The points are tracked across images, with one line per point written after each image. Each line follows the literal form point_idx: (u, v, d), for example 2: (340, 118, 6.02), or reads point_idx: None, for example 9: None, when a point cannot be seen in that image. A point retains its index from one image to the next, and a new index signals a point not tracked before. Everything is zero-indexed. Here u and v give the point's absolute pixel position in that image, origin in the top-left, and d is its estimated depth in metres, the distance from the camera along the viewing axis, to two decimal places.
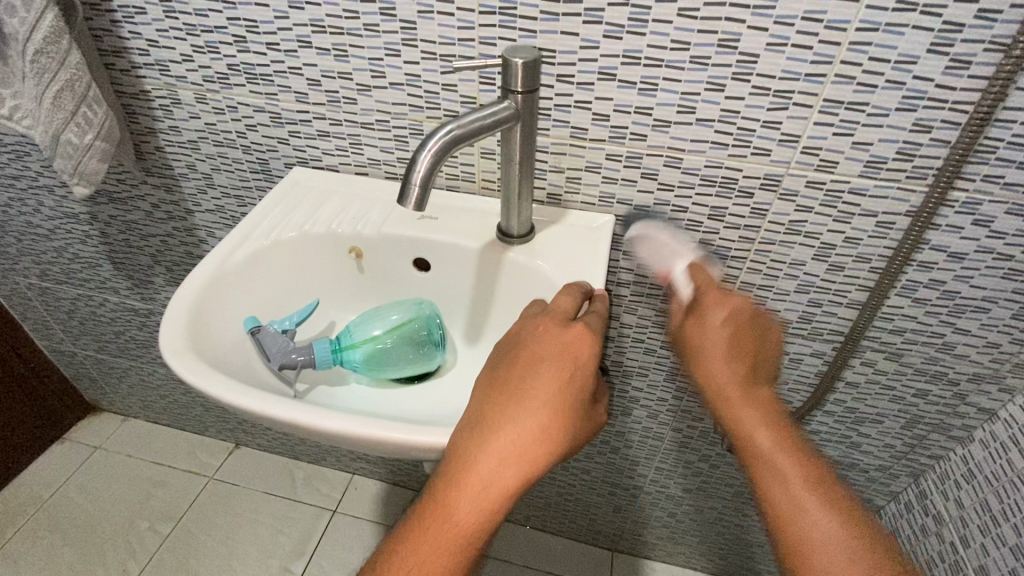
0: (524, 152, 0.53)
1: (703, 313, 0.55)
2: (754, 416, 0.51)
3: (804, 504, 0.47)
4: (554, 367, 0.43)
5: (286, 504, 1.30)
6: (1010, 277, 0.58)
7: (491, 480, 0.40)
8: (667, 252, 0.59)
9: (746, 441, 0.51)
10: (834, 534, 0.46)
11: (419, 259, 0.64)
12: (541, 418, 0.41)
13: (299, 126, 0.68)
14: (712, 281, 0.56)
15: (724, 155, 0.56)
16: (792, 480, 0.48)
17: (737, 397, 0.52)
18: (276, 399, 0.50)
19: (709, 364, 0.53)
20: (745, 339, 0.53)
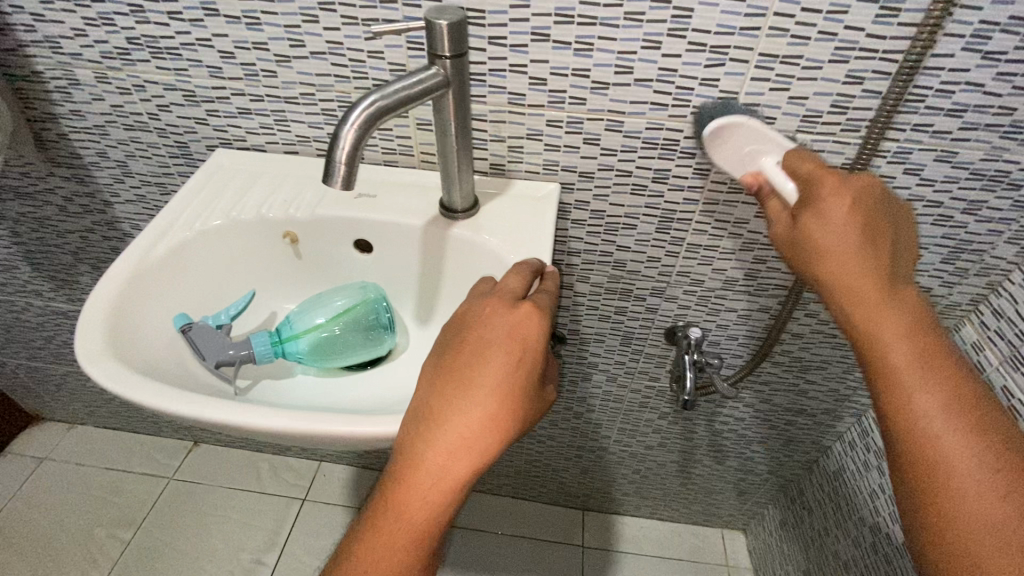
0: (459, 120, 0.50)
1: (818, 204, 0.43)
2: (887, 309, 0.41)
3: (940, 415, 0.38)
4: (503, 352, 0.40)
5: (254, 497, 1.28)
6: (940, 223, 0.60)
7: (442, 473, 0.39)
8: (747, 150, 0.51)
9: (875, 342, 0.41)
10: (970, 460, 0.37)
11: (359, 240, 0.61)
12: (490, 407, 0.39)
13: (217, 104, 0.63)
14: (820, 166, 0.45)
15: (665, 116, 0.55)
16: (928, 389, 0.39)
17: (864, 285, 0.41)
18: (211, 402, 0.47)
19: (833, 259, 0.42)
20: (875, 226, 0.42)
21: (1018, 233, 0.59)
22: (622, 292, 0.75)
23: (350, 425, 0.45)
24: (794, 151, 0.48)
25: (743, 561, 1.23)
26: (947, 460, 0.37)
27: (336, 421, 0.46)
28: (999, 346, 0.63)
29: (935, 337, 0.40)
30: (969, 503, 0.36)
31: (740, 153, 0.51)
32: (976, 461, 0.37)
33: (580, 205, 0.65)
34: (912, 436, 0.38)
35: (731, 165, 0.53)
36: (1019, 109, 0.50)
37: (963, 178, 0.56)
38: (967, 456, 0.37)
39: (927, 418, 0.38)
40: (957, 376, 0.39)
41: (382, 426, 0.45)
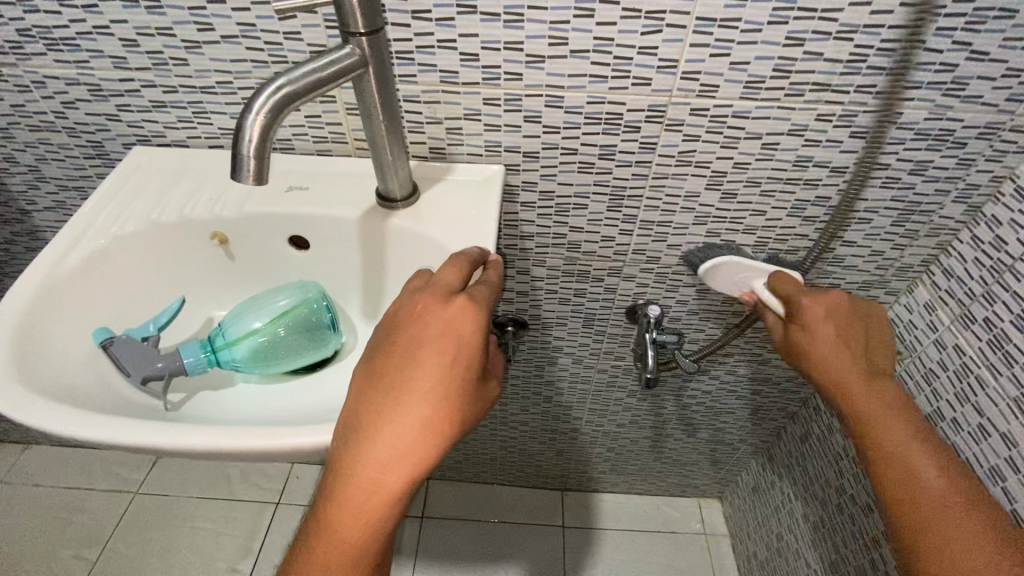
0: (384, 102, 0.47)
1: (803, 312, 0.56)
2: (881, 405, 0.51)
3: (937, 492, 0.47)
4: (435, 353, 0.40)
5: (225, 505, 1.24)
6: (888, 185, 0.59)
7: (376, 483, 0.38)
8: (742, 275, 0.64)
9: (878, 433, 0.50)
10: (980, 553, 0.45)
11: (295, 237, 0.58)
12: (425, 415, 0.38)
13: (127, 97, 0.58)
14: (800, 288, 0.58)
15: (605, 89, 0.53)
16: (929, 478, 0.48)
17: (860, 385, 0.52)
18: (131, 423, 0.44)
19: (826, 366, 0.53)
20: (852, 329, 0.54)
21: (964, 191, 0.59)
22: (579, 274, 0.73)
23: (285, 437, 0.42)
24: (773, 275, 0.61)
25: (719, 528, 1.25)
26: (963, 553, 0.45)
27: (270, 433, 0.43)
28: (950, 305, 0.64)
29: (920, 420, 0.50)
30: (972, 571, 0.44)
31: (736, 276, 0.64)
32: (985, 552, 0.45)
33: (527, 187, 0.62)
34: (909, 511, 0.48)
35: (728, 287, 0.66)
36: (961, 64, 0.49)
37: (909, 138, 0.55)
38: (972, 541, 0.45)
39: (927, 496, 0.47)
40: (944, 458, 0.49)
41: (320, 436, 0.42)
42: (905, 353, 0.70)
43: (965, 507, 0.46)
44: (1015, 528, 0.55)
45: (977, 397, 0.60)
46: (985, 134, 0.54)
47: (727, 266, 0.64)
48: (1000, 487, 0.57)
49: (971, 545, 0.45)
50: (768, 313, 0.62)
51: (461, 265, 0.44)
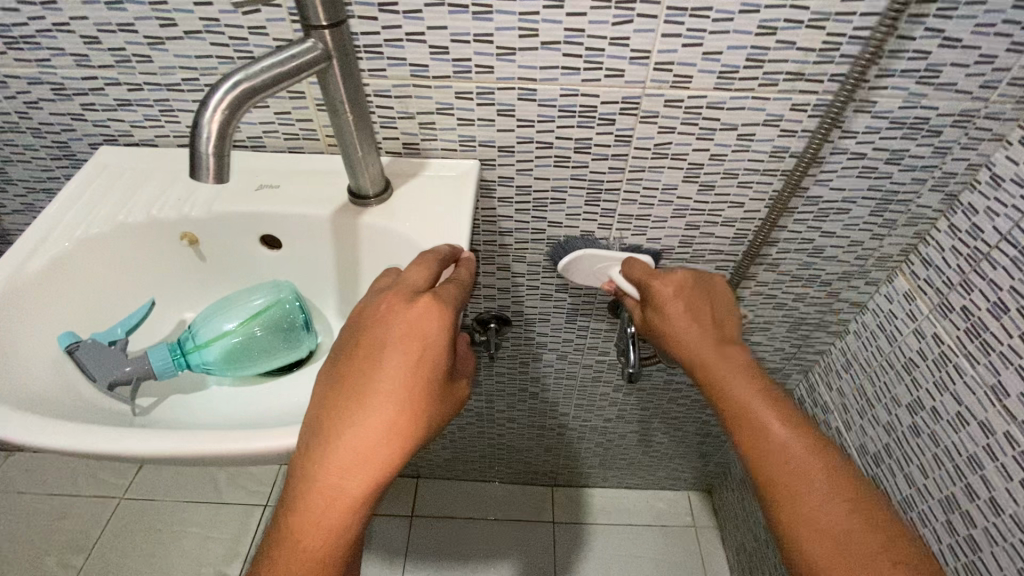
0: (351, 96, 0.46)
1: (654, 293, 0.59)
2: (727, 366, 0.52)
3: (783, 436, 0.48)
4: (399, 353, 0.39)
5: (212, 508, 1.23)
6: (865, 175, 0.59)
7: (341, 486, 0.38)
8: (598, 264, 0.66)
9: (724, 390, 0.51)
10: (824, 493, 0.46)
11: (267, 236, 0.57)
12: (388, 416, 0.38)
13: (91, 96, 0.57)
14: (650, 270, 0.60)
15: (578, 81, 0.52)
16: (772, 425, 0.49)
17: (709, 353, 0.54)
18: (97, 429, 0.43)
19: (681, 340, 0.56)
20: (699, 303, 0.57)
21: (941, 180, 0.59)
22: (560, 269, 0.73)
23: (253, 440, 0.42)
24: (627, 261, 0.63)
25: (709, 520, 1.26)
26: (806, 495, 0.46)
27: (237, 437, 0.42)
28: (929, 294, 0.64)
29: (761, 377, 0.52)
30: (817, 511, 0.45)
31: (596, 267, 0.66)
32: (828, 493, 0.46)
33: (503, 182, 0.62)
34: (763, 462, 0.48)
35: (591, 279, 0.68)
36: (934, 51, 0.48)
37: (884, 127, 0.54)
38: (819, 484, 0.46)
39: (775, 445, 0.48)
40: (783, 406, 0.50)
41: (288, 439, 0.42)
42: (886, 343, 0.70)
43: (809, 450, 0.47)
44: (993, 515, 0.55)
45: (955, 385, 0.60)
46: (960, 122, 0.53)
47: (584, 257, 0.66)
48: (978, 474, 0.57)
49: (813, 485, 0.46)
50: (627, 298, 0.65)
51: (429, 262, 0.44)
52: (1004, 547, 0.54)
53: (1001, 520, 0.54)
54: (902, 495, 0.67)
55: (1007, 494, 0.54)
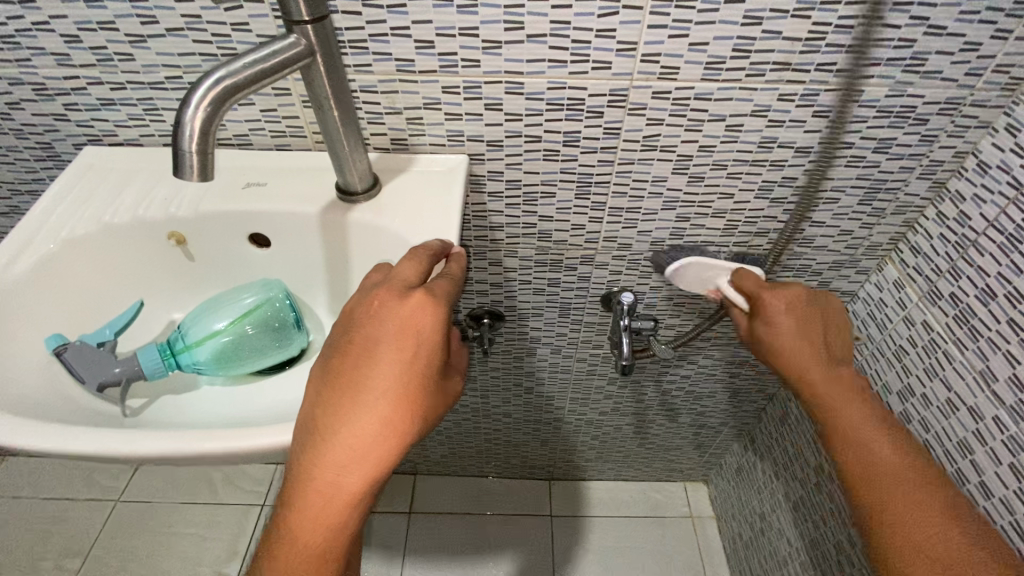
0: (336, 90, 0.46)
1: (766, 310, 0.59)
2: (840, 387, 0.54)
3: (886, 452, 0.50)
4: (393, 350, 0.39)
5: (210, 509, 1.23)
6: (853, 164, 0.59)
7: (337, 485, 0.38)
8: (710, 274, 0.67)
9: (839, 412, 0.53)
10: (923, 517, 0.46)
11: (254, 234, 0.56)
12: (385, 412, 0.38)
13: (73, 96, 0.56)
14: (759, 282, 0.61)
15: (565, 74, 0.52)
16: (881, 445, 0.51)
17: (820, 371, 0.55)
18: (85, 430, 0.43)
19: (788, 357, 0.57)
20: (812, 324, 0.58)
21: (928, 168, 0.59)
22: (552, 263, 0.73)
23: (242, 438, 0.41)
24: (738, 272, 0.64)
25: (705, 510, 1.27)
26: (909, 518, 0.47)
27: (226, 436, 0.42)
28: (918, 282, 0.64)
29: (872, 400, 0.54)
30: (926, 533, 0.46)
31: (705, 275, 0.67)
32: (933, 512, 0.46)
33: (493, 176, 0.61)
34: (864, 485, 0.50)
35: (698, 285, 0.69)
36: (919, 39, 0.48)
37: (871, 116, 0.55)
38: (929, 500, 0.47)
39: (879, 467, 0.50)
40: (895, 427, 0.52)
41: (278, 437, 0.41)
42: (877, 331, 0.70)
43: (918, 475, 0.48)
44: (983, 499, 0.56)
45: (944, 371, 0.60)
46: (946, 110, 0.54)
47: (695, 264, 0.67)
48: (968, 459, 0.57)
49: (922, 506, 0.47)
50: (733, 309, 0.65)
51: (421, 258, 0.44)
52: (994, 530, 0.54)
53: (991, 504, 0.55)
54: None
55: (997, 478, 0.54)
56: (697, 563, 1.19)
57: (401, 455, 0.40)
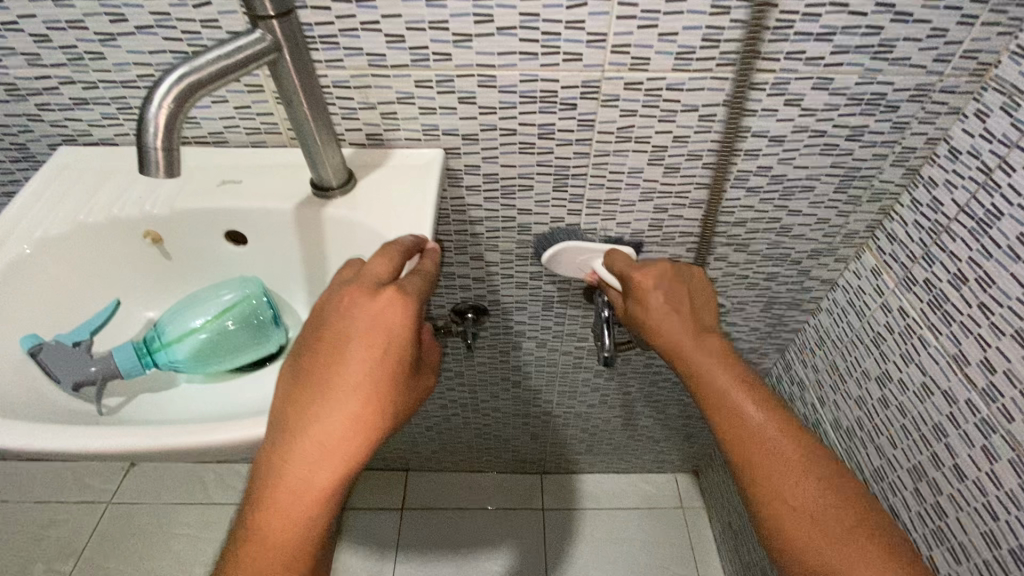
0: (304, 85, 0.46)
1: (642, 288, 0.61)
2: (708, 355, 0.57)
3: (758, 417, 0.53)
4: (364, 348, 0.40)
5: (201, 509, 1.23)
6: (827, 152, 0.59)
7: (306, 482, 0.39)
8: (581, 259, 0.68)
9: (708, 379, 0.56)
10: (802, 480, 0.51)
11: (231, 232, 0.57)
12: (354, 407, 0.39)
13: (46, 95, 0.56)
14: (631, 262, 0.64)
15: (537, 66, 0.52)
16: (749, 408, 0.54)
17: (689, 342, 0.58)
18: (60, 428, 0.43)
19: (663, 330, 0.59)
20: (678, 296, 0.61)
21: (902, 155, 0.59)
22: (533, 257, 0.73)
23: (213, 434, 0.42)
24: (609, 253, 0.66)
25: (696, 501, 1.27)
26: (789, 481, 0.51)
27: (197, 432, 0.42)
28: (894, 268, 0.65)
29: (737, 362, 0.57)
30: (796, 493, 0.51)
31: (579, 260, 0.69)
32: (804, 475, 0.51)
33: (469, 170, 0.61)
34: (740, 447, 0.53)
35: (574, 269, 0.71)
36: (886, 26, 0.49)
37: (843, 104, 0.55)
38: (792, 462, 0.52)
39: (748, 426, 0.53)
40: (759, 388, 0.55)
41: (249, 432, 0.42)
42: (856, 318, 0.71)
43: (787, 433, 0.53)
44: (957, 482, 0.56)
45: (920, 356, 0.61)
46: (916, 97, 0.54)
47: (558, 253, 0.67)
48: (943, 443, 0.58)
49: (792, 470, 0.51)
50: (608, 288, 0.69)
51: (395, 253, 0.43)
52: (968, 512, 0.55)
53: (965, 486, 0.55)
54: (874, 467, 0.68)
55: (970, 460, 0.55)
56: (688, 553, 1.20)
57: (371, 451, 0.41)
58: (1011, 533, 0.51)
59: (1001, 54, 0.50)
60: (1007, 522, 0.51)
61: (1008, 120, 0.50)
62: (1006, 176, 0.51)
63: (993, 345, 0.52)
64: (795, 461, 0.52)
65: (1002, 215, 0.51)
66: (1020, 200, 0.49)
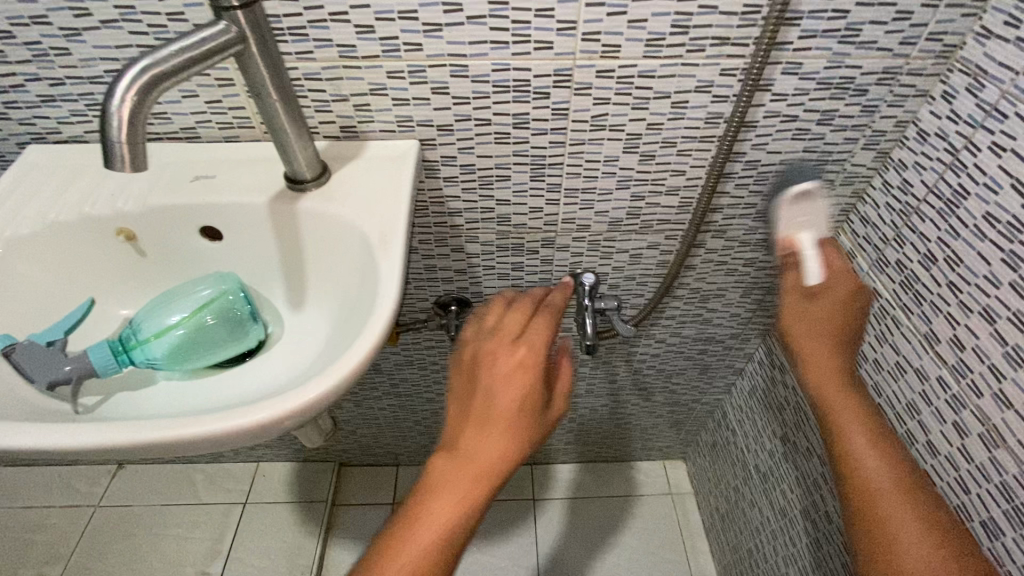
0: (274, 77, 0.46)
1: (826, 296, 0.61)
2: (850, 404, 0.56)
3: (880, 474, 0.53)
4: (522, 368, 0.48)
5: (190, 509, 1.22)
6: (799, 137, 0.60)
7: (471, 473, 0.45)
8: (803, 219, 0.64)
9: (843, 431, 0.55)
10: (918, 548, 0.49)
11: (206, 228, 0.56)
12: (501, 440, 0.46)
13: (12, 93, 0.55)
14: (844, 267, 0.63)
15: (508, 55, 0.52)
16: (876, 465, 0.53)
17: (831, 382, 0.58)
18: (33, 427, 0.43)
19: (817, 358, 0.59)
20: (850, 328, 0.61)
21: (872, 138, 0.60)
22: (514, 247, 0.73)
23: (184, 428, 0.42)
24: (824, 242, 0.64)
25: (684, 487, 1.29)
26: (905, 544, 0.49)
27: (166, 427, 0.42)
28: (868, 251, 0.66)
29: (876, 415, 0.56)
30: (921, 566, 0.48)
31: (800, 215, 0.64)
32: (920, 540, 0.49)
33: (446, 161, 0.61)
34: (865, 498, 0.52)
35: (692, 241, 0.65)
36: (852, 10, 0.49)
37: (813, 89, 0.55)
38: (909, 523, 0.50)
39: (877, 481, 0.52)
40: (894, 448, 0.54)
41: (219, 425, 0.42)
42: None
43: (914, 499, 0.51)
44: (930, 458, 0.57)
45: (894, 337, 0.62)
46: (884, 80, 0.55)
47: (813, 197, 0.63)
48: (916, 420, 0.59)
49: (910, 538, 0.49)
50: (791, 270, 0.63)
51: (534, 300, 0.58)
52: (941, 486, 0.56)
53: (937, 461, 0.57)
54: None
55: (942, 436, 0.56)
56: (678, 538, 1.22)
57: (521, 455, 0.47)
58: (982, 506, 0.52)
59: (965, 36, 0.51)
60: (978, 495, 0.52)
61: (973, 101, 0.51)
62: (971, 156, 0.51)
63: (963, 322, 0.53)
64: (914, 534, 0.49)
65: (967, 194, 0.52)
66: (984, 179, 0.50)
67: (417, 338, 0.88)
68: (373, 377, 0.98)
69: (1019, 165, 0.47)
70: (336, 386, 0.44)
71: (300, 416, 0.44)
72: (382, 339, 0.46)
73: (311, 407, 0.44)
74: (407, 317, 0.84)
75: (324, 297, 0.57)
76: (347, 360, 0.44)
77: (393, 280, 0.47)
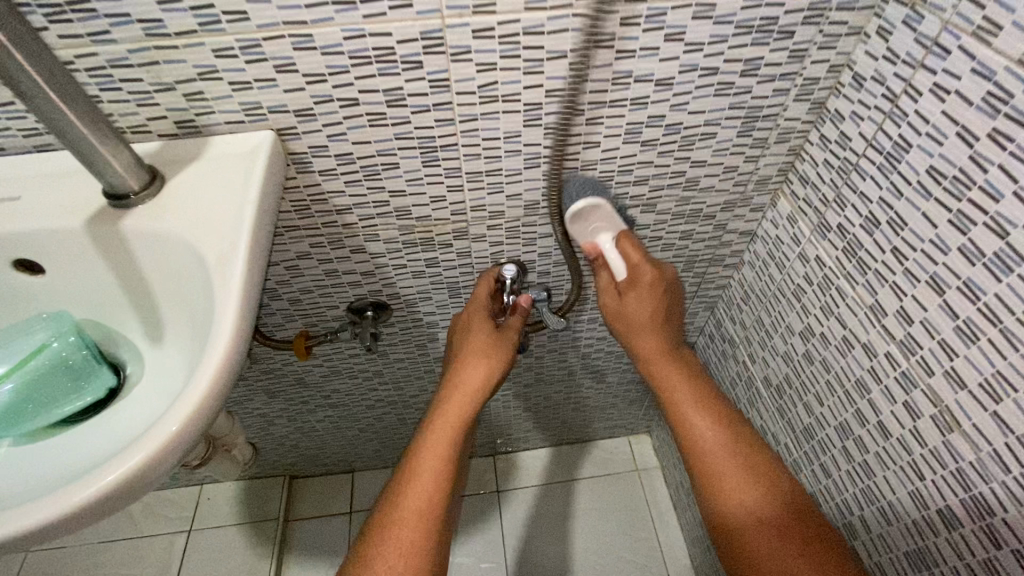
0: (30, 58, 0.34)
1: (635, 289, 0.58)
2: (674, 371, 0.60)
3: (703, 430, 0.57)
4: (478, 315, 0.67)
5: (129, 544, 1.13)
6: (722, 92, 0.52)
7: (449, 423, 0.57)
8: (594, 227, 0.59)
9: (673, 399, 0.59)
10: (739, 492, 0.54)
11: (22, 261, 0.46)
12: (471, 402, 0.59)
13: None
14: (644, 256, 0.58)
15: (359, 18, 0.42)
16: (701, 427, 0.57)
17: (657, 351, 0.61)
18: None
19: (642, 333, 0.60)
20: (672, 300, 0.60)
21: (805, 88, 0.53)
22: (423, 243, 0.65)
23: None
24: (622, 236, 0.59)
25: (650, 462, 1.26)
26: (730, 493, 0.54)
27: None
28: (809, 215, 0.59)
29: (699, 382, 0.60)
30: (746, 512, 0.53)
31: (586, 229, 0.59)
32: (744, 489, 0.54)
33: (318, 152, 0.52)
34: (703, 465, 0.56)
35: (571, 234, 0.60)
36: None
37: (731, 34, 0.47)
38: (732, 475, 0.55)
39: (706, 443, 0.57)
40: (714, 410, 0.58)
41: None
42: (777, 271, 0.66)
43: (730, 451, 0.56)
44: (882, 440, 0.53)
45: (839, 309, 0.56)
46: (811, 18, 0.47)
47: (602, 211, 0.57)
48: (866, 399, 0.54)
49: (732, 488, 0.54)
50: (601, 270, 0.62)
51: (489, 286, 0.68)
52: (895, 470, 0.52)
53: (889, 444, 0.52)
54: (806, 426, 0.65)
55: (893, 417, 0.51)
56: (647, 514, 1.19)
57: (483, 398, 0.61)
58: (939, 493, 0.47)
59: None
60: (933, 482, 0.48)
61: (912, 36, 0.43)
62: (913, 102, 0.44)
63: (909, 293, 0.47)
64: (734, 481, 0.54)
65: (910, 146, 0.45)
66: (928, 128, 0.43)
67: (337, 347, 0.80)
68: (301, 391, 0.89)
69: (965, 110, 0.40)
70: (144, 466, 0.34)
71: (112, 506, 0.34)
72: (204, 408, 0.36)
73: (121, 497, 0.34)
74: (320, 328, 0.75)
75: (181, 330, 0.48)
76: (150, 440, 0.34)
77: (232, 311, 0.38)
